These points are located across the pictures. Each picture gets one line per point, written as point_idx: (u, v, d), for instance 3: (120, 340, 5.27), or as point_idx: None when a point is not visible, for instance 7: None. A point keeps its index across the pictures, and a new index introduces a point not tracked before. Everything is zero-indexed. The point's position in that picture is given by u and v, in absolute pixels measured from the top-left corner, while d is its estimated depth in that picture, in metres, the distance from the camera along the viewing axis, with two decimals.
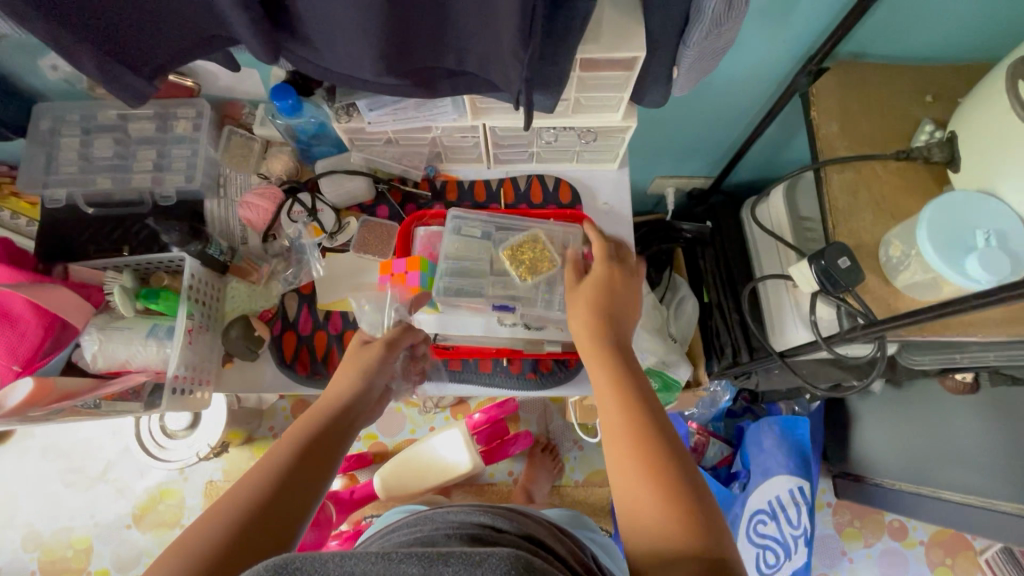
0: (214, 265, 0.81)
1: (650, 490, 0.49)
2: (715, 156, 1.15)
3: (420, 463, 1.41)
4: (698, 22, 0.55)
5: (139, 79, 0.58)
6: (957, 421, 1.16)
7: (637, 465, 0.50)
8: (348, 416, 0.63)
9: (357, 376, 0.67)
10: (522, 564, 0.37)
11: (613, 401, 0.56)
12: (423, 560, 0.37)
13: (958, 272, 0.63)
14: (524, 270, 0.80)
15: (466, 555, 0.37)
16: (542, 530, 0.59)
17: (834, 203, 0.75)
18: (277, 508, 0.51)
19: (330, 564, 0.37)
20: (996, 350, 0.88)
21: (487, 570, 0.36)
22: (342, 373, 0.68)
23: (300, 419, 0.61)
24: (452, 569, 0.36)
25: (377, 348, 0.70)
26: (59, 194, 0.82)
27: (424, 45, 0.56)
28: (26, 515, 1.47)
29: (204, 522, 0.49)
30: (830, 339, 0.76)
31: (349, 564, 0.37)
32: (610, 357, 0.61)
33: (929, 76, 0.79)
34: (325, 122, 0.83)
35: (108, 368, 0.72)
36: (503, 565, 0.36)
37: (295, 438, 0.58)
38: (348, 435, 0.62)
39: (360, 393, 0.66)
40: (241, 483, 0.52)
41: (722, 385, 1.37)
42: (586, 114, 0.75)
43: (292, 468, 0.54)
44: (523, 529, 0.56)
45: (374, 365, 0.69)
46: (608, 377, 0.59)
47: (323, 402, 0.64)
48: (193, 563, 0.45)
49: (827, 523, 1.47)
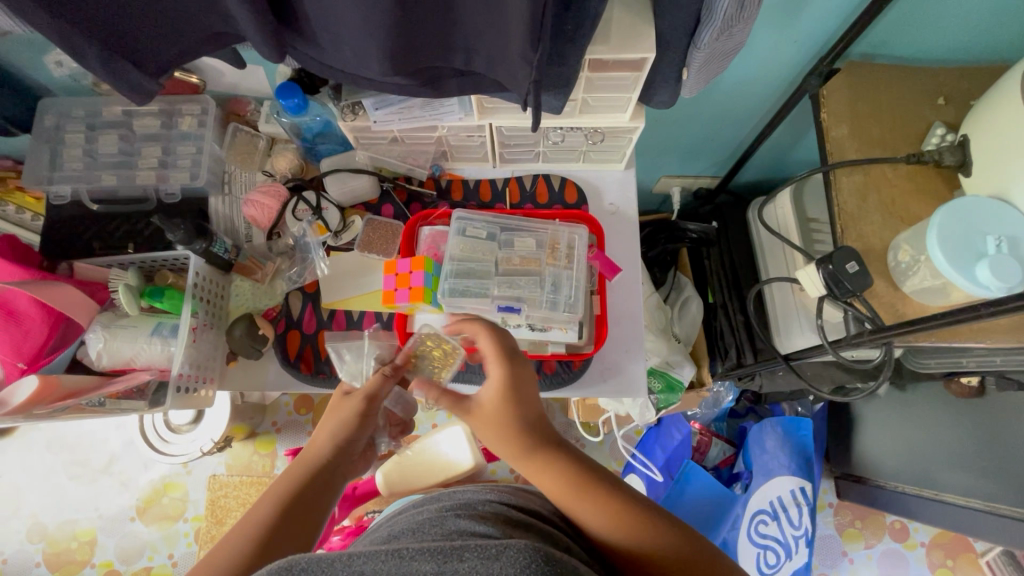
0: (219, 263, 0.81)
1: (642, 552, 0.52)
2: (722, 156, 1.14)
3: (422, 460, 1.41)
4: (710, 22, 0.54)
5: (145, 75, 0.58)
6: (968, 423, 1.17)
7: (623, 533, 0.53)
8: (337, 465, 0.63)
9: (339, 429, 0.65)
10: (540, 555, 0.38)
11: (567, 489, 0.56)
12: (437, 556, 0.38)
13: (965, 278, 0.62)
14: (430, 373, 0.76)
15: (481, 548, 0.39)
16: (546, 506, 0.65)
17: (842, 206, 0.74)
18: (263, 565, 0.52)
19: (340, 564, 0.39)
20: (1003, 354, 0.88)
21: (504, 563, 0.37)
22: (324, 423, 0.66)
23: (288, 470, 0.62)
24: (467, 563, 0.38)
25: (351, 401, 0.67)
26: (65, 190, 0.82)
27: (430, 44, 0.55)
28: (31, 506, 1.48)
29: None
30: (837, 344, 0.75)
31: (358, 563, 0.39)
32: (545, 454, 0.58)
33: (942, 78, 0.78)
34: (330, 120, 0.82)
35: (112, 365, 0.72)
36: (520, 557, 0.37)
37: (283, 489, 0.59)
38: (334, 483, 0.62)
39: (347, 447, 0.64)
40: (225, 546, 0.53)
41: (725, 385, 1.36)
42: (593, 114, 0.75)
43: (277, 528, 0.55)
44: (531, 506, 0.61)
45: (354, 421, 0.65)
46: (553, 470, 0.57)
47: (305, 457, 0.63)
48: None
49: (828, 523, 1.47)
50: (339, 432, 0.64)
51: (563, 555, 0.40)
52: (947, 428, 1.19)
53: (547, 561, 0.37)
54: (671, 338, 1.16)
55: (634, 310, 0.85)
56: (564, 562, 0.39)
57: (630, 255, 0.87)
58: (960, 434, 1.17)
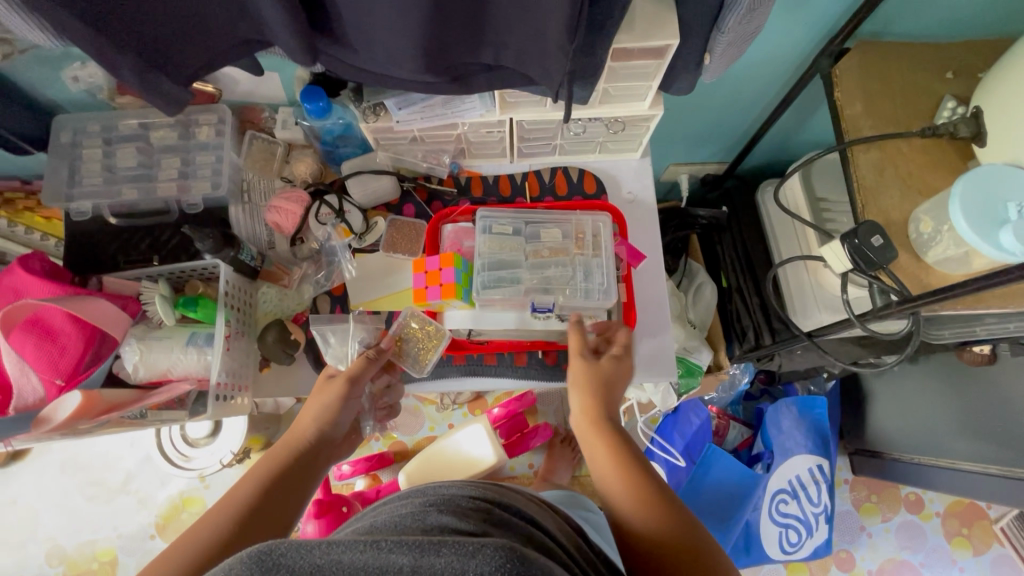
0: (245, 270, 0.81)
1: (651, 532, 0.56)
2: (729, 142, 1.16)
3: (442, 459, 1.42)
4: (734, 7, 0.56)
5: (175, 84, 0.58)
6: (998, 391, 1.14)
7: (618, 496, 0.59)
8: (319, 448, 0.67)
9: (321, 413, 0.68)
10: (517, 558, 0.36)
11: (607, 464, 0.62)
12: (413, 549, 0.36)
13: (989, 242, 0.64)
14: (422, 355, 0.81)
15: (459, 544, 0.36)
16: (529, 503, 0.60)
17: (861, 180, 0.76)
18: (242, 539, 0.56)
19: (317, 551, 0.36)
20: (1015, 320, 0.90)
21: (480, 561, 0.35)
22: (311, 404, 0.70)
23: (265, 457, 0.65)
24: (443, 558, 0.35)
25: (336, 384, 0.70)
26: (85, 205, 0.82)
27: (462, 40, 0.56)
28: (48, 529, 1.46)
29: (174, 549, 0.53)
30: (863, 317, 0.77)
31: (336, 551, 0.36)
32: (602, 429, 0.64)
33: (949, 53, 0.79)
34: (351, 123, 0.83)
35: (149, 378, 0.72)
36: (498, 555, 0.35)
37: (262, 472, 0.62)
38: (313, 467, 0.66)
39: (329, 432, 0.69)
40: (205, 520, 0.57)
41: (739, 367, 1.38)
42: (613, 104, 0.76)
43: (255, 507, 0.59)
44: (512, 503, 0.55)
45: (337, 403, 0.69)
46: (603, 444, 0.63)
47: (287, 441, 0.67)
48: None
49: (845, 499, 1.50)
50: (321, 416, 0.68)
51: (540, 558, 0.38)
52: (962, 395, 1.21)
53: (523, 563, 0.35)
54: (686, 324, 1.18)
55: (659, 296, 0.87)
56: (541, 567, 0.37)
57: (651, 242, 0.89)
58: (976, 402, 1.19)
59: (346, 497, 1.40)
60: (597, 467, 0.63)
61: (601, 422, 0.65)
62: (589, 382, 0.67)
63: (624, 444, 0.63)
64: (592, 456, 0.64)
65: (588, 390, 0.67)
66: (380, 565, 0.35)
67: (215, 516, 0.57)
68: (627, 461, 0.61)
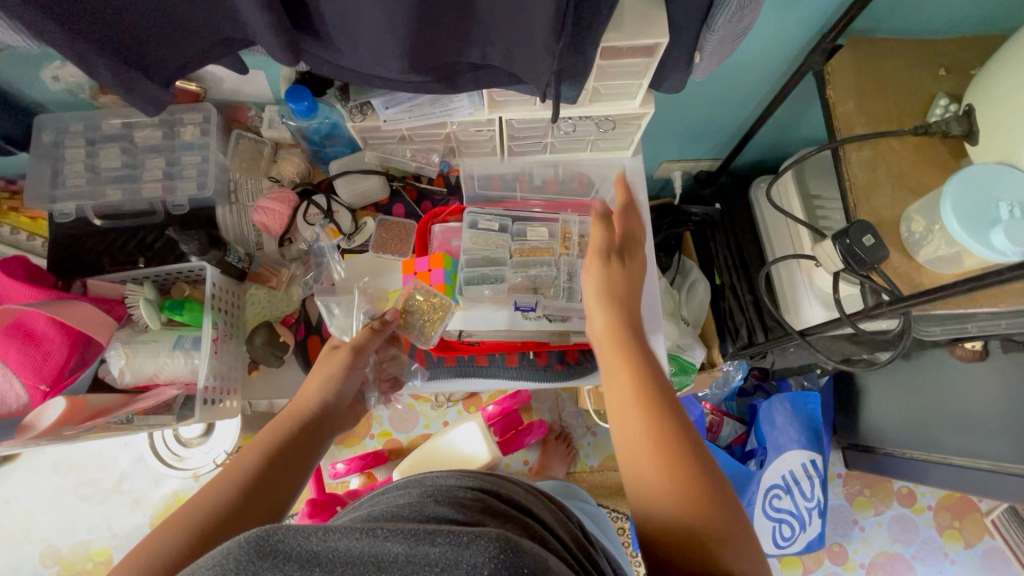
0: (232, 272, 0.81)
1: (665, 499, 0.47)
2: (722, 138, 1.15)
3: (438, 457, 1.42)
4: (724, 5, 0.55)
5: (155, 85, 0.57)
6: (986, 387, 1.15)
7: (653, 469, 0.49)
8: (325, 418, 0.66)
9: (326, 381, 0.68)
10: (513, 549, 0.34)
11: (628, 408, 0.53)
12: (409, 537, 0.34)
13: (980, 243, 0.63)
14: (427, 329, 0.77)
15: (454, 534, 0.35)
16: (529, 497, 0.59)
17: (853, 180, 0.76)
18: (246, 513, 0.52)
19: (313, 537, 0.34)
20: (1007, 317, 0.90)
21: (474, 552, 0.33)
22: (316, 373, 0.69)
23: (268, 427, 0.63)
24: (438, 548, 0.33)
25: (339, 353, 0.70)
26: (69, 207, 0.80)
27: (447, 40, 0.55)
28: (42, 530, 1.46)
29: (173, 518, 0.50)
30: (855, 316, 0.77)
31: (334, 538, 0.34)
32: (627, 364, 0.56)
33: (941, 50, 0.79)
34: (339, 122, 0.81)
35: (135, 382, 0.71)
36: (492, 547, 0.33)
37: (264, 444, 0.59)
38: (318, 440, 0.64)
39: (333, 402, 0.67)
40: (206, 492, 0.53)
41: (733, 364, 1.38)
42: (604, 102, 0.75)
43: (262, 478, 0.55)
44: (510, 496, 0.55)
45: (342, 372, 0.69)
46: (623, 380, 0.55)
47: (291, 411, 0.65)
48: (160, 559, 0.45)
49: (838, 493, 1.51)
50: (326, 385, 0.67)
51: (538, 552, 0.36)
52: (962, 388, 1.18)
53: (519, 557, 0.33)
54: (680, 322, 1.17)
55: (651, 296, 0.86)
56: (539, 561, 0.35)
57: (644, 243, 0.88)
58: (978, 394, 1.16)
59: (341, 496, 1.39)
60: (617, 410, 0.54)
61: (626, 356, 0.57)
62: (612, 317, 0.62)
63: (652, 381, 0.54)
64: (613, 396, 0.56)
65: (610, 322, 0.62)
66: (374, 554, 0.33)
67: (218, 484, 0.54)
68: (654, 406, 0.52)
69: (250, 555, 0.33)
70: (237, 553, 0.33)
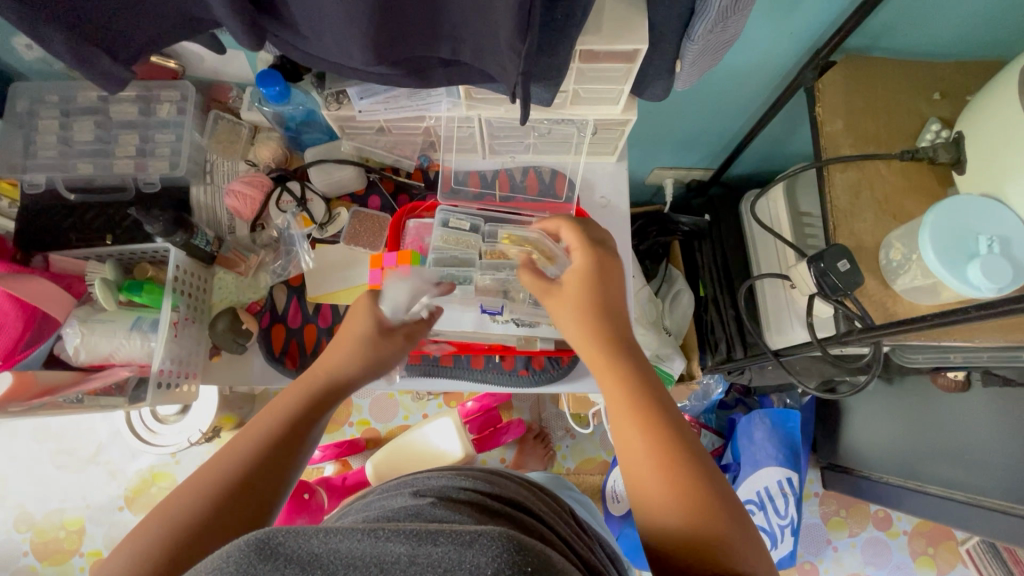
0: (200, 255, 0.79)
1: (683, 527, 0.47)
2: (716, 149, 1.12)
3: (411, 450, 1.41)
4: (704, 14, 0.52)
5: (115, 63, 0.55)
6: (959, 418, 1.13)
7: (657, 488, 0.49)
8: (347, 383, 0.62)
9: (362, 338, 0.64)
10: (519, 546, 0.31)
11: (638, 446, 0.51)
12: (411, 538, 0.32)
13: (956, 277, 0.62)
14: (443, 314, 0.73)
15: (456, 534, 0.32)
16: (524, 493, 0.56)
17: (835, 202, 0.75)
18: (260, 479, 0.52)
19: (315, 540, 0.32)
20: (990, 352, 0.88)
21: (476, 551, 0.31)
22: (346, 335, 0.64)
23: (293, 386, 0.60)
24: (441, 548, 0.31)
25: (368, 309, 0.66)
26: (39, 178, 0.78)
27: (416, 32, 0.53)
28: (16, 496, 1.45)
29: (184, 489, 0.50)
30: (826, 342, 0.75)
31: (335, 541, 0.32)
32: (623, 393, 0.55)
33: (937, 74, 0.76)
34: (314, 109, 0.80)
35: (90, 362, 0.70)
36: (496, 546, 0.31)
37: (285, 406, 0.58)
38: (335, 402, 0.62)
39: (365, 365, 0.64)
40: (223, 456, 0.53)
41: (714, 377, 1.35)
42: (585, 106, 0.73)
43: (277, 440, 0.55)
44: (510, 495, 0.52)
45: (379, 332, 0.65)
46: (627, 415, 0.53)
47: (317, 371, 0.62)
48: (176, 526, 0.47)
49: (814, 512, 1.49)
50: (359, 344, 0.63)
51: (547, 551, 0.34)
52: (945, 418, 1.15)
53: (525, 554, 0.31)
54: (662, 331, 1.14)
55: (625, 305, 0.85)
56: (545, 556, 0.32)
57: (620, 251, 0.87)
58: (961, 425, 1.12)
59: (310, 482, 1.41)
60: (623, 448, 0.53)
61: (622, 375, 0.56)
62: (600, 341, 0.59)
63: (648, 397, 0.54)
64: (616, 432, 0.54)
65: (590, 343, 0.59)
66: (375, 556, 0.31)
67: (230, 456, 0.52)
68: (663, 438, 0.51)
69: (249, 558, 0.31)
70: (236, 557, 0.31)
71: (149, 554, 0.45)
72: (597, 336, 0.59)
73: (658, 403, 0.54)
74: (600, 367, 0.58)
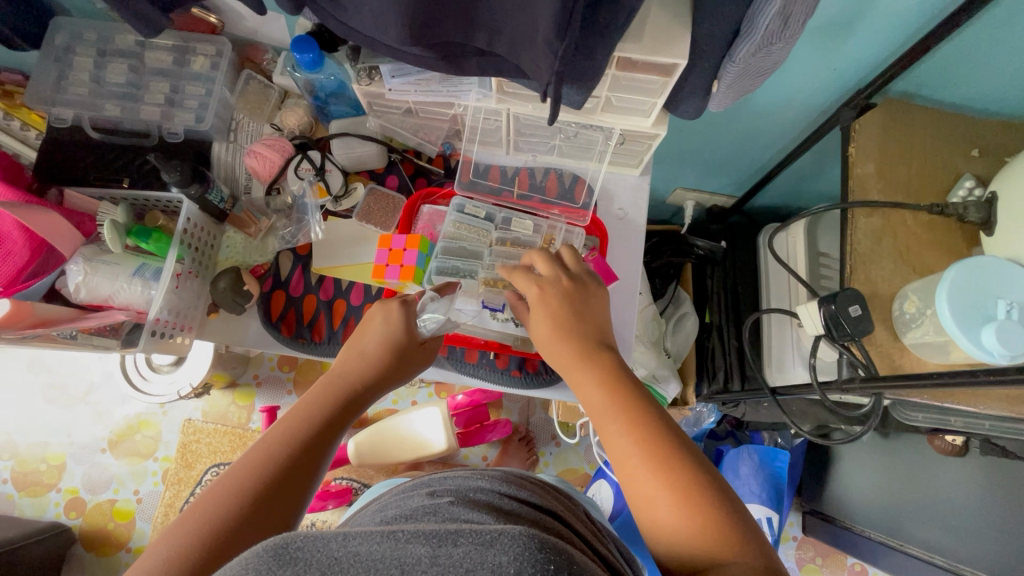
0: (213, 211, 0.80)
1: (684, 538, 0.46)
2: (742, 177, 1.11)
3: (394, 435, 1.40)
4: (748, 36, 0.51)
5: (154, 8, 0.55)
6: (947, 482, 1.10)
7: (658, 502, 0.48)
8: (375, 381, 0.64)
9: (381, 334, 0.66)
10: (543, 546, 0.31)
11: (636, 457, 0.51)
12: (431, 539, 0.32)
13: (968, 338, 0.60)
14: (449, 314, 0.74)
15: (476, 533, 0.32)
16: (542, 492, 0.55)
17: (856, 246, 0.72)
18: (289, 479, 0.52)
19: (333, 544, 0.31)
20: (993, 421, 0.86)
21: (499, 551, 0.30)
22: (370, 327, 0.67)
23: (318, 381, 0.62)
24: (462, 549, 0.31)
25: (393, 304, 0.67)
26: (66, 113, 0.78)
27: (453, 17, 0.52)
28: (5, 423, 1.46)
29: (216, 487, 0.50)
30: (827, 386, 0.73)
31: (355, 545, 0.31)
32: (620, 407, 0.55)
33: (975, 130, 0.75)
34: (345, 82, 0.80)
35: (89, 300, 0.71)
36: (518, 545, 0.30)
37: (309, 402, 0.59)
38: (360, 403, 0.62)
39: (384, 361, 0.65)
40: (250, 453, 0.53)
41: (707, 405, 1.34)
42: (615, 114, 0.72)
43: (302, 438, 0.55)
44: (531, 497, 0.50)
45: (400, 329, 0.66)
46: (620, 423, 0.54)
47: (345, 368, 0.64)
48: (207, 527, 0.47)
49: (790, 556, 1.46)
50: (381, 342, 0.65)
51: (572, 550, 0.33)
52: (934, 479, 1.12)
53: (549, 553, 0.31)
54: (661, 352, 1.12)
55: (626, 320, 0.84)
56: (568, 553, 0.32)
57: (630, 264, 0.86)
58: (950, 490, 1.10)
59: None
60: (622, 463, 0.52)
61: (618, 392, 0.56)
62: (598, 358, 0.60)
63: (647, 411, 0.54)
64: (608, 437, 0.55)
65: (586, 360, 0.60)
66: (396, 558, 0.30)
67: (264, 452, 0.53)
68: (650, 437, 0.52)
69: (269, 564, 0.30)
70: (253, 564, 0.31)
71: (180, 555, 0.45)
72: (589, 351, 0.60)
73: (656, 415, 0.54)
74: (585, 377, 0.59)
